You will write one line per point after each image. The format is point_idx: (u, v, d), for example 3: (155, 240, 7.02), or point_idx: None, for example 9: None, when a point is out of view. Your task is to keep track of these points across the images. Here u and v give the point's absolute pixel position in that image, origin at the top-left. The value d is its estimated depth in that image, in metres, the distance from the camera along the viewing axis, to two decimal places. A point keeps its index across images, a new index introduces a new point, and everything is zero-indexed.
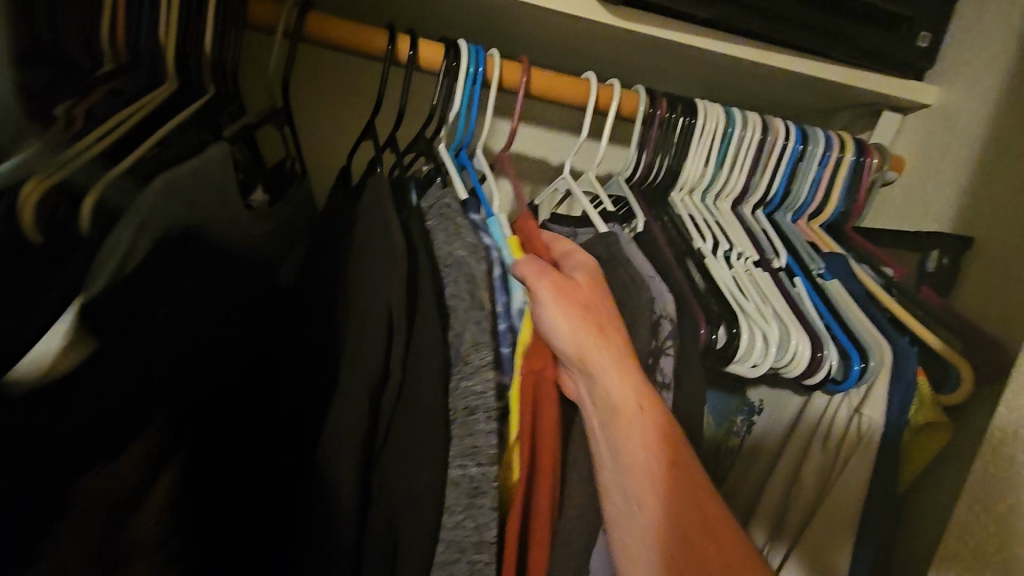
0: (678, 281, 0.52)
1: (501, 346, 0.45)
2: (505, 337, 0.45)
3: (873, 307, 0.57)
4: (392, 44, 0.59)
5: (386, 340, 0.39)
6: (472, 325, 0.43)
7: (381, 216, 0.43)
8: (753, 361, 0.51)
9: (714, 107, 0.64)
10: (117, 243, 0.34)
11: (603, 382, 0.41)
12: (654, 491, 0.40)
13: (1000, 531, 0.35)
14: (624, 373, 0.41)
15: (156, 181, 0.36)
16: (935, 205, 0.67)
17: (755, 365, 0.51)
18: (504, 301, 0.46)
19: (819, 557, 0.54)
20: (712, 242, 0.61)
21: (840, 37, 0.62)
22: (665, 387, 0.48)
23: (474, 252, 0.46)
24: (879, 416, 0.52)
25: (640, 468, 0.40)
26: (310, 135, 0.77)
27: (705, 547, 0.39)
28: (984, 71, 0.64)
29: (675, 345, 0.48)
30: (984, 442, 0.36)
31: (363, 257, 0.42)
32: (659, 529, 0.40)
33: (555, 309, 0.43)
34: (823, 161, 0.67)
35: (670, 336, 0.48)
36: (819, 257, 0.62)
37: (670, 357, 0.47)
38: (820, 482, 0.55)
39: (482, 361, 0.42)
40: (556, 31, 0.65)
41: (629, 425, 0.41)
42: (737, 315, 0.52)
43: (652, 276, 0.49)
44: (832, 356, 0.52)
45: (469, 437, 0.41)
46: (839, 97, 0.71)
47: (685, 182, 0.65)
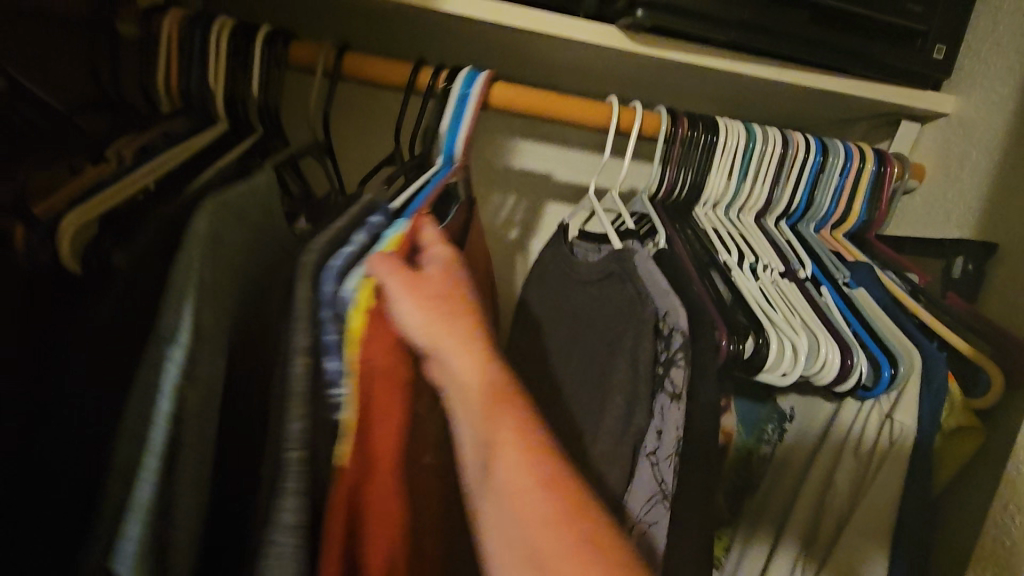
0: (701, 293, 0.54)
1: (322, 333, 0.37)
2: (327, 325, 0.37)
3: (899, 314, 0.58)
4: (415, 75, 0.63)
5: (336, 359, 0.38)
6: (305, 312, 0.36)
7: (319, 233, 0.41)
8: (782, 370, 0.53)
9: (735, 125, 0.66)
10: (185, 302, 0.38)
11: (453, 367, 0.36)
12: (504, 487, 0.32)
13: None
14: (473, 356, 0.36)
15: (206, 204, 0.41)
16: (955, 211, 0.69)
17: (784, 374, 0.53)
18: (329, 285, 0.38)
19: (855, 562, 0.55)
20: (736, 254, 0.63)
21: (853, 54, 0.64)
22: (674, 397, 0.49)
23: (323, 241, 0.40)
24: (911, 421, 0.53)
25: (491, 438, 0.34)
26: (346, 163, 0.81)
27: (578, 517, 0.31)
28: (1000, 79, 0.65)
29: (686, 357, 0.50)
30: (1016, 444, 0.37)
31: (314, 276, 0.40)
32: (522, 505, 0.32)
33: (398, 289, 0.37)
34: (844, 172, 0.68)
35: (679, 349, 0.50)
36: (844, 267, 0.64)
37: (681, 368, 0.50)
38: (854, 489, 0.56)
39: (298, 345, 0.35)
40: (578, 58, 0.68)
41: (476, 409, 0.35)
42: (764, 326, 0.54)
43: (664, 290, 0.52)
44: (862, 364, 0.53)
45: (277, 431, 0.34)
46: (857, 109, 0.73)
47: (710, 196, 0.68)
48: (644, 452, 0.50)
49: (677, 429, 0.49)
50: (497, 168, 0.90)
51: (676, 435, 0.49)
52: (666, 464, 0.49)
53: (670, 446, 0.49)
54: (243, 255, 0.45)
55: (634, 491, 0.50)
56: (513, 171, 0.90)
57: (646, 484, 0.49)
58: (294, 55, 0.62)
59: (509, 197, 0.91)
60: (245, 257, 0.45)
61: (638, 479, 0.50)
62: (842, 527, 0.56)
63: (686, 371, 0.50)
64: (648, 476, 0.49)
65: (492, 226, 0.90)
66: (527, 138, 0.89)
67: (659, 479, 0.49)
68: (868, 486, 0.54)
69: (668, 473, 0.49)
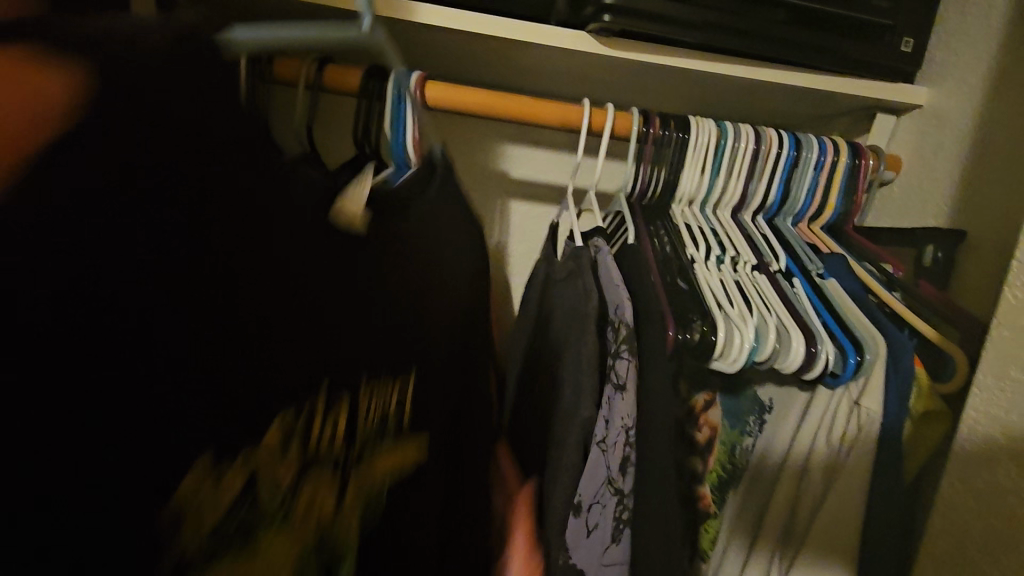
0: (653, 287, 0.58)
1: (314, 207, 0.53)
2: None
3: (868, 303, 0.60)
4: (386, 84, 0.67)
5: None
6: None
7: None
8: (732, 358, 0.56)
9: (706, 123, 0.68)
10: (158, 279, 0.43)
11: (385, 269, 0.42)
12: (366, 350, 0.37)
13: (974, 517, 0.36)
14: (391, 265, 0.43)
15: None
16: (930, 201, 0.69)
17: (734, 361, 0.56)
18: None
19: (829, 547, 0.56)
20: (705, 249, 0.65)
21: (822, 49, 0.65)
22: (618, 387, 0.54)
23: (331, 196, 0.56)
24: (877, 409, 0.54)
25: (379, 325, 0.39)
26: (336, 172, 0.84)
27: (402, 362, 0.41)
28: (970, 70, 0.66)
29: (630, 349, 0.55)
30: (963, 428, 0.37)
31: None
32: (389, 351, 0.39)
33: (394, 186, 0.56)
34: (818, 165, 0.69)
35: (625, 341, 0.55)
36: (818, 258, 0.66)
37: (626, 361, 0.55)
38: (826, 474, 0.57)
39: None
40: (552, 63, 0.70)
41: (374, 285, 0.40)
42: (714, 317, 0.57)
43: (614, 281, 0.58)
44: (827, 352, 0.54)
45: None
46: (832, 104, 0.74)
47: (684, 193, 0.69)
48: (596, 442, 0.54)
49: (624, 418, 0.54)
50: (486, 173, 0.92)
51: (623, 424, 0.54)
52: (614, 451, 0.54)
53: (617, 433, 0.54)
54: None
55: (590, 474, 0.54)
56: (502, 176, 0.92)
57: (597, 471, 0.54)
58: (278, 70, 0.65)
59: (499, 202, 0.93)
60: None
61: (588, 466, 0.54)
62: (817, 512, 0.57)
63: (630, 363, 0.55)
64: (598, 463, 0.54)
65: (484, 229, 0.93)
66: (512, 143, 0.91)
67: (608, 465, 0.54)
68: (838, 472, 0.55)
69: (615, 458, 0.54)
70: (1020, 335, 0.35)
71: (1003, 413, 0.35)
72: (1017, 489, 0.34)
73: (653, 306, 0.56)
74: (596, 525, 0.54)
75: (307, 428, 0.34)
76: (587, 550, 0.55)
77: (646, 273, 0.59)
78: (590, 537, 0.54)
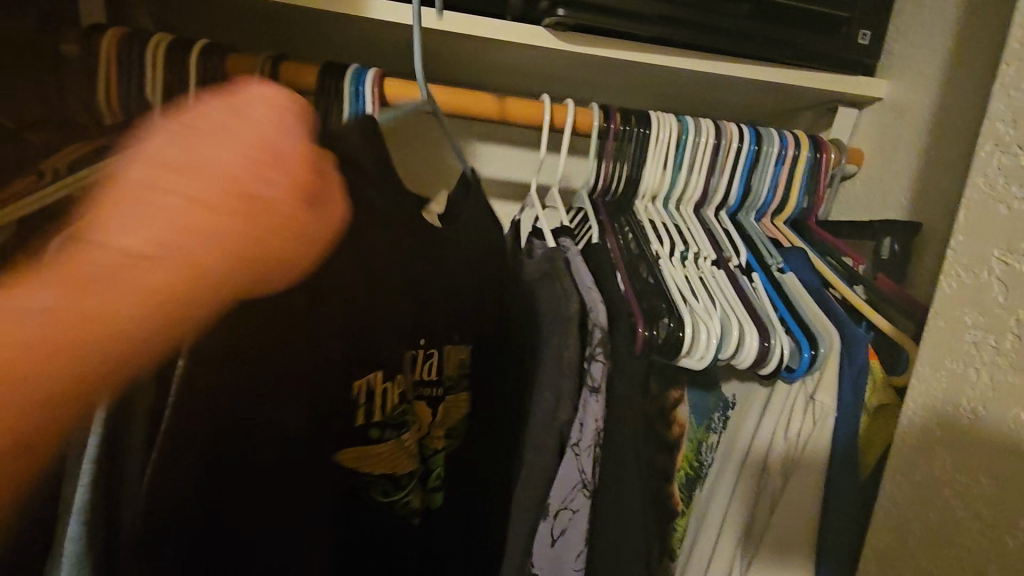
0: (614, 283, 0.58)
1: None
2: None
3: (827, 296, 0.60)
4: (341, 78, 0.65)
5: None
6: None
7: None
8: (700, 354, 0.55)
9: (667, 118, 0.67)
10: None
11: None
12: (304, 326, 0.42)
13: (913, 507, 0.36)
14: None
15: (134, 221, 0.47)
16: (891, 194, 0.69)
17: (702, 357, 0.56)
18: None
19: (787, 540, 0.56)
20: (669, 245, 0.64)
21: (781, 44, 0.65)
22: (594, 390, 0.53)
23: None
24: (832, 403, 0.54)
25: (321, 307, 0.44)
26: None
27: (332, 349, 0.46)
28: (926, 62, 0.66)
29: (604, 351, 0.53)
30: (902, 419, 0.37)
31: None
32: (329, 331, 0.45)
33: None
34: (779, 160, 0.69)
35: (599, 344, 0.53)
36: (778, 252, 0.65)
37: (599, 363, 0.52)
38: (784, 469, 0.57)
39: None
40: (512, 59, 0.70)
41: None
42: (680, 311, 0.56)
43: (588, 287, 0.55)
44: (781, 345, 0.55)
45: None
46: (795, 98, 0.74)
47: (646, 189, 0.69)
48: (568, 444, 0.52)
49: (596, 420, 0.53)
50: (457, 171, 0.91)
51: (595, 426, 0.52)
52: (587, 455, 0.52)
53: (591, 435, 0.53)
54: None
55: (561, 481, 0.52)
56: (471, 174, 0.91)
57: (569, 475, 0.52)
58: (230, 68, 0.64)
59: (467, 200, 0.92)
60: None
61: (562, 471, 0.52)
62: (777, 504, 0.57)
63: (604, 365, 0.53)
64: (572, 465, 0.52)
65: None
66: (480, 140, 0.90)
67: (579, 469, 0.52)
68: (796, 467, 0.55)
69: (588, 463, 0.52)
70: (955, 326, 0.35)
71: (937, 404, 0.35)
72: (952, 482, 0.34)
73: (621, 304, 0.55)
74: (562, 531, 0.53)
75: (409, 366, 0.55)
76: (554, 558, 0.53)
77: (605, 270, 0.58)
78: (556, 546, 0.53)
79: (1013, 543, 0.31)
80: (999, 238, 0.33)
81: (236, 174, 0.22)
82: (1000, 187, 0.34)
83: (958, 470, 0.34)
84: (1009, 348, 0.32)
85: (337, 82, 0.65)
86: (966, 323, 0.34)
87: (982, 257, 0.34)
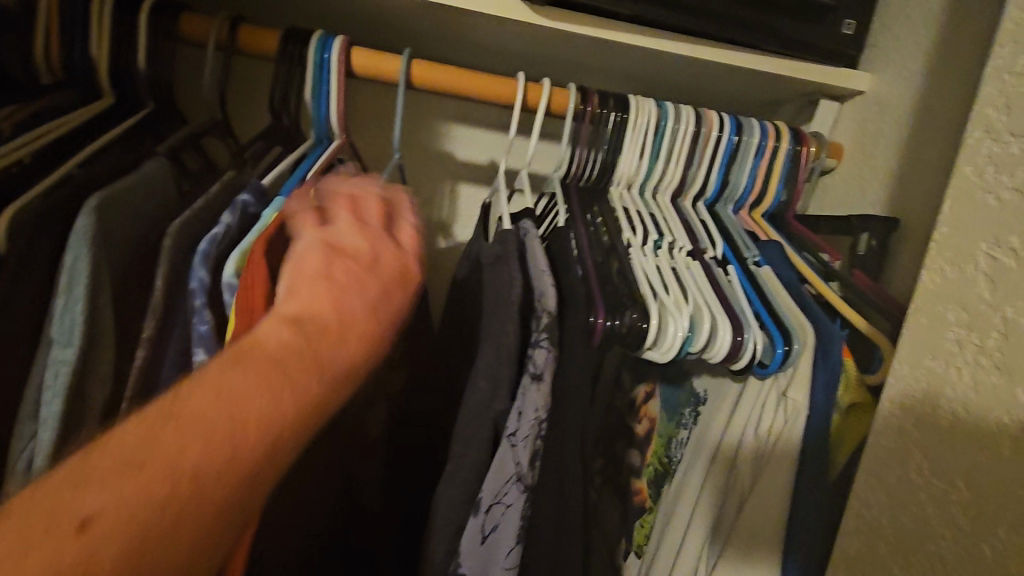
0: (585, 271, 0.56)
1: (224, 215, 0.49)
2: (231, 210, 0.49)
3: (802, 291, 0.58)
4: (304, 43, 0.61)
5: (183, 347, 0.47)
6: (222, 231, 0.48)
7: (186, 223, 0.48)
8: (665, 347, 0.53)
9: (645, 102, 0.65)
10: (68, 275, 0.42)
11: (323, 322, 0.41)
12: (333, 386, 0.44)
13: (885, 511, 0.35)
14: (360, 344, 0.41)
15: (90, 199, 0.44)
16: (869, 190, 0.68)
17: (667, 350, 0.54)
18: (225, 221, 0.48)
19: (754, 538, 0.55)
20: (642, 233, 0.62)
21: (765, 30, 0.63)
22: (534, 378, 0.48)
23: (232, 210, 0.50)
24: (805, 401, 0.53)
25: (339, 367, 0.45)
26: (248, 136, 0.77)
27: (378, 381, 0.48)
28: (910, 55, 0.65)
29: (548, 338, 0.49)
30: (877, 418, 0.36)
31: (172, 271, 0.46)
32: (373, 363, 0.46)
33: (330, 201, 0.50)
34: (759, 150, 0.67)
35: (545, 330, 0.49)
36: (755, 246, 0.64)
37: (542, 350, 0.49)
38: (754, 468, 0.55)
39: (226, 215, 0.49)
40: (489, 34, 0.67)
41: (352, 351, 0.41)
42: (647, 303, 0.54)
43: (543, 270, 0.53)
44: (754, 340, 0.53)
45: (147, 375, 0.45)
46: (779, 89, 0.72)
47: (622, 175, 0.66)
48: (505, 433, 0.48)
49: (537, 410, 0.48)
50: (431, 152, 0.87)
51: (535, 417, 0.48)
52: (524, 446, 0.48)
53: (529, 426, 0.48)
54: (129, 245, 0.48)
55: (493, 473, 0.47)
56: (444, 157, 0.88)
57: (503, 467, 0.47)
58: (185, 28, 0.61)
59: (445, 184, 0.89)
60: (135, 251, 0.49)
61: (496, 461, 0.47)
62: (744, 502, 0.55)
63: (548, 353, 0.49)
64: (508, 457, 0.47)
65: (427, 212, 0.89)
66: (456, 121, 0.87)
67: (516, 461, 0.47)
68: (764, 468, 0.54)
69: (525, 455, 0.48)
70: (936, 322, 0.34)
71: (916, 403, 0.34)
72: (926, 486, 0.33)
73: (581, 293, 0.53)
74: (493, 528, 0.48)
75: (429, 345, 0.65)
76: (483, 556, 0.48)
77: (570, 258, 0.56)
78: (486, 543, 0.48)
79: (990, 552, 0.29)
80: (985, 230, 0.32)
81: (385, 289, 0.42)
82: (988, 176, 0.32)
83: (933, 474, 0.32)
84: (992, 346, 0.31)
85: (299, 47, 0.61)
86: (948, 319, 0.33)
87: (969, 251, 0.33)
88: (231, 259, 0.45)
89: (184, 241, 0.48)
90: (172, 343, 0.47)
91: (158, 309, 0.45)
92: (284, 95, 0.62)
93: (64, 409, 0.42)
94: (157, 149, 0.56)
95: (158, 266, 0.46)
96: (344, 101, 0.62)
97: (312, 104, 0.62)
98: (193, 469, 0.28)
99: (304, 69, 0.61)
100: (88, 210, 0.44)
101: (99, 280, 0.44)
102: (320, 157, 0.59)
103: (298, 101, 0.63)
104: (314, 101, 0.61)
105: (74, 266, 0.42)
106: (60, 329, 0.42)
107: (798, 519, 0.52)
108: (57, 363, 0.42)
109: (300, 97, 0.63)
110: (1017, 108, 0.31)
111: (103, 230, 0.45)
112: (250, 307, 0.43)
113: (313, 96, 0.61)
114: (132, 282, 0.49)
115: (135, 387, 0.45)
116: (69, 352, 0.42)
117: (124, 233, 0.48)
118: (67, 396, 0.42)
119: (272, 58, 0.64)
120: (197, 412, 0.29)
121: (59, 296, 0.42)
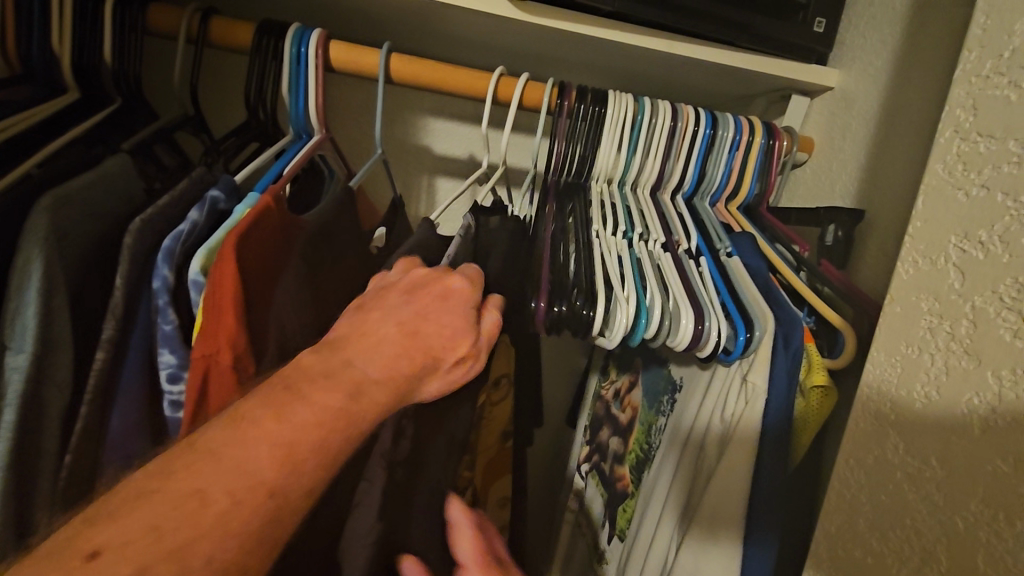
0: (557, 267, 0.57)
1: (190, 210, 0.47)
2: (199, 206, 0.48)
3: (771, 280, 0.60)
4: (278, 35, 0.59)
5: (147, 350, 0.46)
6: (189, 229, 0.47)
7: (153, 224, 0.47)
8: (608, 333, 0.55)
9: (623, 96, 0.65)
10: (25, 280, 0.41)
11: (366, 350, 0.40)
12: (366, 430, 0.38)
13: (863, 489, 0.37)
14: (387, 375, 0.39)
15: (45, 197, 0.43)
16: (838, 183, 0.71)
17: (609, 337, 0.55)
18: (192, 217, 0.47)
19: (714, 530, 0.54)
20: (619, 227, 0.64)
21: (742, 28, 0.65)
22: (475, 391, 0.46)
23: (200, 206, 0.48)
24: (764, 383, 0.53)
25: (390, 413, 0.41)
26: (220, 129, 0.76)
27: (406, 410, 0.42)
28: (876, 52, 0.68)
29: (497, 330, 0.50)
30: (856, 402, 0.38)
31: (140, 274, 0.45)
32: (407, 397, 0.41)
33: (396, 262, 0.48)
34: (733, 145, 0.68)
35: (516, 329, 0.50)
36: (727, 237, 0.66)
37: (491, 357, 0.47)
38: (718, 448, 0.56)
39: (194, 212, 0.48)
40: (472, 29, 0.66)
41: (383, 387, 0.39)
42: (599, 297, 0.54)
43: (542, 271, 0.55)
44: (716, 328, 0.54)
45: (110, 376, 0.45)
46: (753, 84, 0.74)
47: (599, 170, 0.67)
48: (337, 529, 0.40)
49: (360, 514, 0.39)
50: (412, 147, 0.87)
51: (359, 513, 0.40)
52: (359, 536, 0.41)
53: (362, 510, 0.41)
54: (92, 244, 0.47)
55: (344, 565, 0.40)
56: (423, 151, 0.87)
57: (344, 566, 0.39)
58: (152, 20, 0.59)
59: (425, 178, 0.89)
60: (101, 250, 0.48)
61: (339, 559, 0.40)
62: (710, 481, 0.56)
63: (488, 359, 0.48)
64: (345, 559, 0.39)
65: (409, 207, 0.89)
66: (438, 115, 0.86)
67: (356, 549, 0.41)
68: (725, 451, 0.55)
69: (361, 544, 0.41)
70: (909, 311, 0.36)
71: (892, 390, 0.36)
72: (903, 465, 0.35)
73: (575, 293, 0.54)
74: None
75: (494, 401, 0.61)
76: None
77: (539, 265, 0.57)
78: None
79: (962, 524, 0.31)
80: (955, 225, 0.34)
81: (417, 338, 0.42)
82: (959, 174, 0.34)
83: (910, 453, 0.35)
84: (963, 334, 0.33)
85: (275, 38, 0.59)
86: (922, 308, 0.35)
87: (940, 243, 0.35)
88: (198, 257, 0.45)
89: (150, 243, 0.46)
90: (136, 341, 0.46)
91: (120, 312, 0.44)
92: (261, 89, 0.61)
93: (19, 419, 0.41)
94: (123, 146, 0.54)
95: (118, 266, 0.44)
96: (322, 94, 0.60)
97: (290, 99, 0.60)
98: (167, 522, 0.28)
99: (279, 63, 0.60)
100: (45, 210, 0.42)
101: (55, 284, 0.42)
102: (298, 153, 0.58)
103: (276, 95, 0.61)
104: (292, 91, 0.60)
105: (27, 268, 0.41)
106: (20, 333, 0.41)
107: (757, 507, 0.52)
108: (10, 369, 0.41)
109: (276, 90, 0.62)
110: (985, 110, 0.33)
111: (61, 231, 0.43)
112: (217, 305, 0.43)
113: (291, 91, 0.60)
114: (95, 284, 0.48)
115: (97, 390, 0.44)
116: (21, 358, 0.41)
117: (91, 234, 0.47)
118: (22, 404, 0.41)
119: (246, 51, 0.62)
120: (186, 469, 0.30)
121: (19, 301, 0.41)
